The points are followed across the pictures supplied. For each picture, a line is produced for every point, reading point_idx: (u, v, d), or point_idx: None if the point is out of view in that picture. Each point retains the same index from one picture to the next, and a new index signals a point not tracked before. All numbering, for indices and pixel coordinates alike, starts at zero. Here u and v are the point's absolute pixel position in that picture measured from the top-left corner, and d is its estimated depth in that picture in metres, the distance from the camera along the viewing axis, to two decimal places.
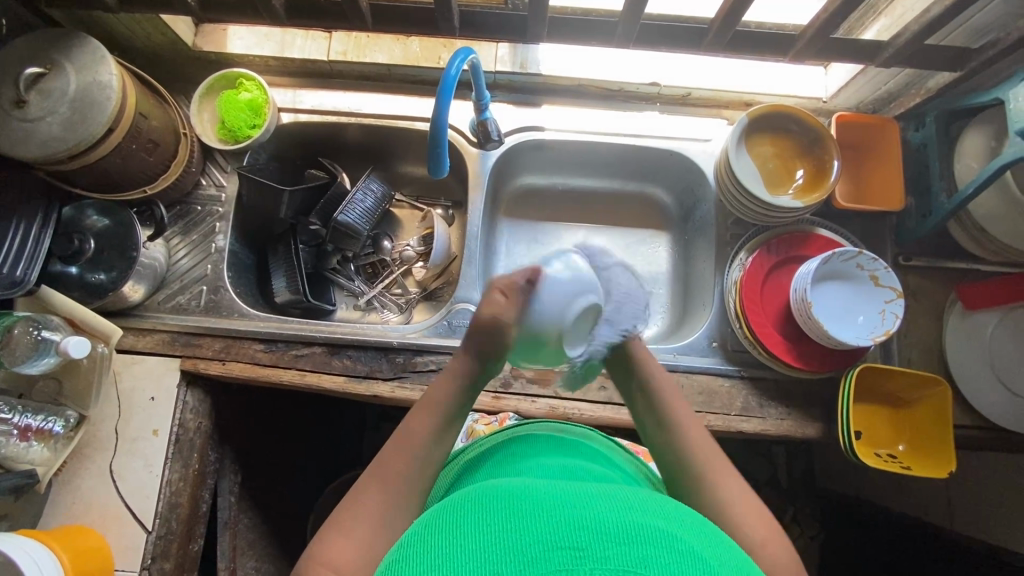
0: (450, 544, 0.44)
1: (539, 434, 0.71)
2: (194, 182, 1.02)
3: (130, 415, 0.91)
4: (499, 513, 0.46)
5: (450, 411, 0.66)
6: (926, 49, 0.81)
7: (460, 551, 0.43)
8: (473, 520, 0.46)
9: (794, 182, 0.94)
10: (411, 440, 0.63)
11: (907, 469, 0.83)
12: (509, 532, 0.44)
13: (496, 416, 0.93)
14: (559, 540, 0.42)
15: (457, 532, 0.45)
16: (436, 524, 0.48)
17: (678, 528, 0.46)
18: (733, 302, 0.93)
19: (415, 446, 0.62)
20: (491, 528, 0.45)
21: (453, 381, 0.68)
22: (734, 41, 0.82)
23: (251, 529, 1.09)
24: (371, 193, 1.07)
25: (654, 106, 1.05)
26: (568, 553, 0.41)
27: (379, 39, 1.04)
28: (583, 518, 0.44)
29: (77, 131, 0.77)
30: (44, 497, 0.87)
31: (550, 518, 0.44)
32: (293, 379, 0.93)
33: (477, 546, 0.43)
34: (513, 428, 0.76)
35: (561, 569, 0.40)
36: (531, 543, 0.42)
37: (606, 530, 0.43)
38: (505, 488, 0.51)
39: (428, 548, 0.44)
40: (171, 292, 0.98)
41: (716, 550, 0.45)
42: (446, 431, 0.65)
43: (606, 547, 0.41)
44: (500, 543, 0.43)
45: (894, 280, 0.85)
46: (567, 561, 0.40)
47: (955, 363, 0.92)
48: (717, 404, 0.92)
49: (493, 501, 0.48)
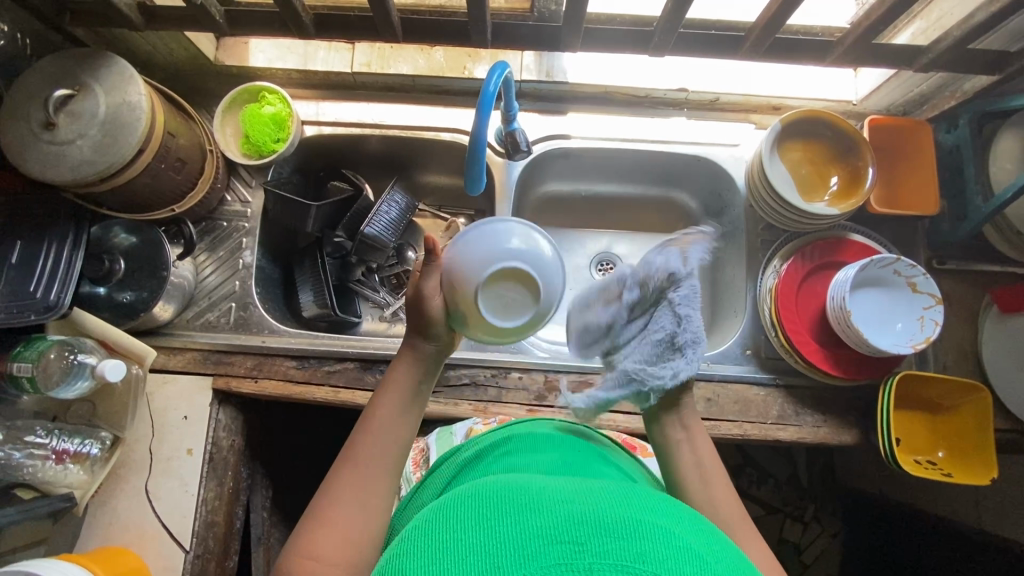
0: (450, 539, 0.43)
1: (533, 432, 0.68)
2: (219, 199, 1.01)
3: (163, 434, 0.91)
4: (499, 507, 0.45)
5: (411, 392, 0.66)
6: (966, 53, 0.80)
7: (461, 545, 0.42)
8: (473, 514, 0.45)
9: (829, 188, 0.93)
10: (373, 426, 0.63)
11: (949, 476, 0.82)
12: (508, 527, 0.43)
13: (495, 419, 0.92)
14: (559, 534, 0.41)
15: (458, 526, 0.44)
16: (437, 519, 0.46)
17: (678, 526, 0.44)
18: (768, 310, 0.93)
19: (375, 429, 0.63)
20: (491, 523, 0.43)
21: (411, 361, 0.68)
22: (771, 48, 0.81)
23: (282, 542, 1.10)
24: (396, 204, 1.06)
25: (681, 111, 1.04)
26: (568, 547, 0.40)
27: (403, 50, 1.03)
28: (584, 514, 0.43)
29: (109, 154, 0.77)
30: (81, 519, 0.87)
31: (551, 512, 0.43)
32: (326, 397, 0.93)
33: (475, 540, 0.42)
34: (514, 424, 0.72)
35: (559, 563, 0.39)
36: (530, 538, 0.41)
37: (605, 524, 0.42)
38: (508, 483, 0.50)
39: (427, 543, 0.43)
40: (200, 310, 0.98)
41: (715, 548, 0.44)
42: (411, 408, 0.66)
43: (605, 541, 0.40)
44: (500, 537, 0.42)
45: (933, 287, 0.84)
46: (567, 556, 0.39)
47: (992, 367, 0.91)
48: (753, 413, 0.91)
49: (495, 495, 0.47)
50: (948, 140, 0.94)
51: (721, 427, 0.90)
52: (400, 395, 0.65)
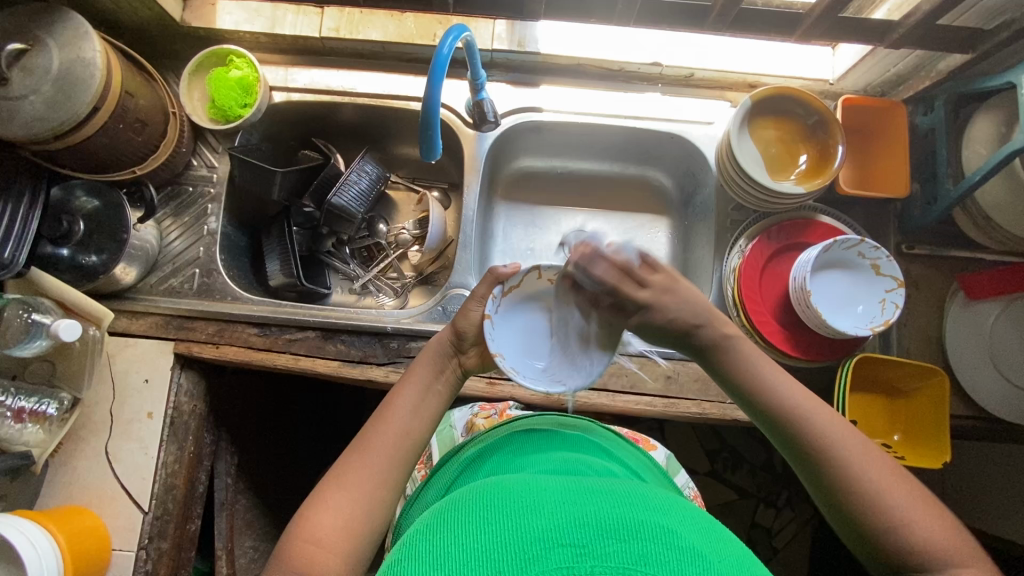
0: (455, 543, 0.44)
1: (532, 429, 0.72)
2: (185, 163, 1.00)
3: (124, 398, 0.91)
4: (502, 512, 0.47)
5: (428, 390, 0.68)
6: (939, 30, 0.78)
7: (468, 550, 0.43)
8: (476, 518, 0.47)
9: (798, 167, 0.92)
10: (388, 417, 0.64)
11: (901, 459, 0.82)
12: (513, 530, 0.45)
13: (495, 409, 0.92)
14: (562, 537, 0.43)
15: (461, 530, 0.46)
16: (442, 519, 0.49)
17: (677, 523, 0.47)
18: (731, 291, 0.92)
19: (392, 419, 0.64)
20: (494, 528, 0.45)
21: (431, 357, 0.70)
22: (740, 20, 0.79)
23: (248, 509, 1.10)
24: (366, 174, 1.05)
25: (656, 86, 1.03)
26: (569, 550, 0.42)
27: (373, 15, 1.01)
28: (585, 517, 0.45)
29: (62, 110, 0.76)
30: (41, 478, 0.88)
31: (554, 515, 0.45)
32: (287, 364, 0.93)
33: (482, 543, 0.44)
34: (512, 422, 0.77)
35: (561, 566, 0.41)
36: (532, 541, 0.43)
37: (604, 526, 0.44)
38: (510, 486, 0.52)
39: (434, 545, 0.45)
40: (164, 275, 0.97)
41: (716, 544, 0.46)
42: (428, 406, 0.67)
43: (607, 544, 0.42)
44: (502, 542, 0.44)
45: (895, 269, 0.83)
46: (569, 559, 0.41)
47: (954, 352, 0.91)
48: (713, 392, 0.91)
49: (497, 500, 0.49)
50: (923, 122, 0.92)
51: (680, 405, 0.90)
52: (419, 390, 0.67)
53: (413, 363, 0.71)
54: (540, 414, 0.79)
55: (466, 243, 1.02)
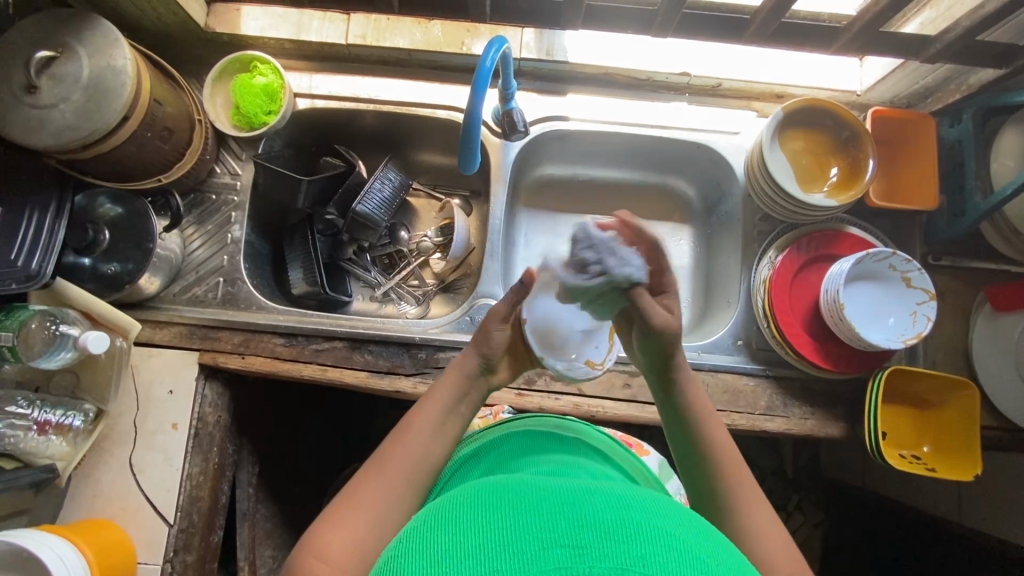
0: (448, 540, 0.42)
1: (530, 429, 0.70)
2: (208, 170, 0.99)
3: (148, 409, 0.90)
4: (498, 510, 0.44)
5: (450, 406, 0.68)
6: (974, 45, 0.79)
7: (460, 548, 0.41)
8: (473, 516, 0.44)
9: (829, 179, 0.93)
10: (412, 432, 0.64)
11: (933, 471, 0.83)
12: (506, 528, 0.42)
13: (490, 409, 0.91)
14: (559, 538, 0.40)
15: (457, 527, 0.43)
16: (435, 519, 0.46)
17: (677, 527, 0.44)
18: (761, 303, 0.92)
19: (417, 433, 0.64)
20: (491, 525, 0.42)
21: (457, 376, 0.70)
22: (778, 33, 0.79)
23: (268, 518, 1.09)
24: (389, 182, 1.04)
25: (683, 95, 1.02)
26: (567, 550, 0.39)
27: (399, 22, 1.00)
28: (581, 516, 0.42)
29: (93, 120, 0.74)
30: (65, 490, 0.87)
31: (550, 513, 0.43)
32: (313, 374, 0.92)
33: (474, 540, 0.41)
34: (509, 421, 0.75)
35: (559, 566, 0.38)
36: (528, 539, 0.40)
37: (603, 526, 0.41)
38: (507, 484, 0.49)
39: (428, 543, 0.42)
40: (187, 284, 0.96)
41: (716, 550, 0.43)
42: (447, 421, 0.66)
43: (605, 544, 0.40)
44: (497, 540, 0.41)
45: (927, 283, 0.84)
46: (566, 560, 0.39)
47: (981, 364, 0.91)
48: (742, 403, 0.91)
49: (492, 499, 0.46)
50: (950, 135, 0.92)
51: None
52: (442, 405, 0.67)
53: (438, 381, 0.71)
54: (545, 415, 0.78)
55: (492, 251, 1.01)
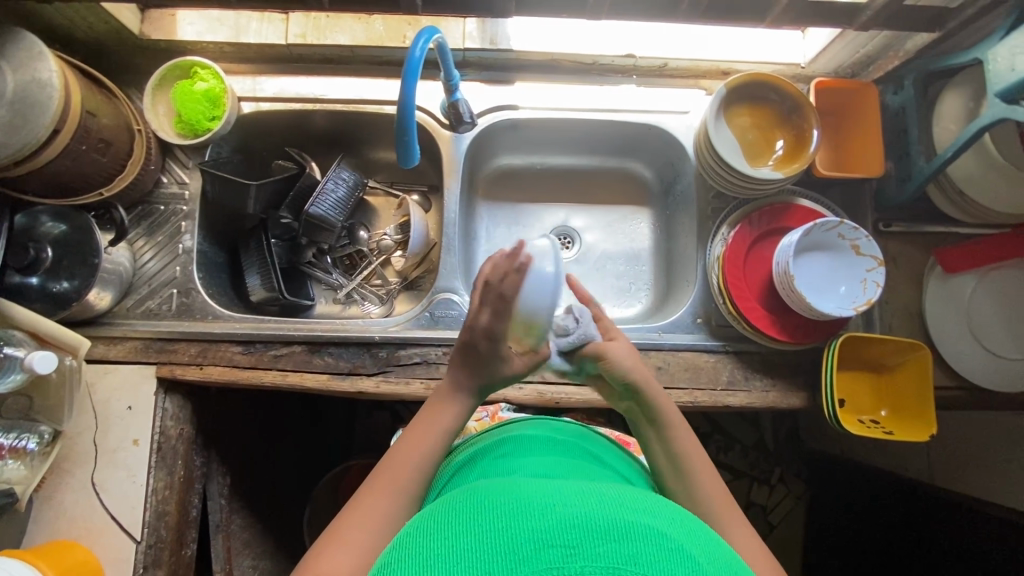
0: (439, 544, 0.42)
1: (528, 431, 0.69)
2: (154, 181, 0.97)
3: (108, 426, 0.89)
4: (489, 511, 0.44)
5: (451, 430, 0.64)
6: (905, 10, 0.79)
7: (451, 551, 0.41)
8: (465, 519, 0.44)
9: (774, 153, 0.93)
10: (411, 451, 0.61)
11: (889, 434, 0.84)
12: (499, 531, 0.42)
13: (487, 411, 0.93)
14: (550, 539, 0.40)
15: (449, 532, 0.43)
16: (429, 523, 0.45)
17: (667, 525, 0.44)
18: (716, 278, 0.93)
19: (416, 452, 0.61)
20: (482, 528, 0.42)
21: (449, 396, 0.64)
22: (711, 10, 0.80)
23: (244, 529, 1.09)
24: (343, 182, 1.03)
25: (630, 78, 1.03)
26: (558, 551, 0.39)
27: (340, 19, 0.99)
28: (572, 516, 0.42)
29: (19, 135, 0.73)
30: (26, 514, 0.85)
31: (543, 514, 0.43)
32: (275, 380, 0.91)
33: (468, 544, 0.41)
34: (503, 426, 0.75)
35: (551, 567, 0.38)
36: (522, 541, 0.40)
37: (595, 526, 0.41)
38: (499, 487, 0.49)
39: (421, 547, 0.42)
40: (141, 297, 0.95)
41: (705, 547, 0.44)
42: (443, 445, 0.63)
43: (597, 544, 0.40)
44: (488, 542, 0.41)
45: (875, 249, 0.85)
46: (558, 560, 0.39)
47: (936, 326, 0.92)
48: (703, 379, 0.92)
49: (486, 501, 0.46)
50: (894, 102, 0.93)
51: (672, 395, 0.90)
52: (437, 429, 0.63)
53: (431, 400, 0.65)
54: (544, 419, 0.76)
55: (449, 246, 1.01)
